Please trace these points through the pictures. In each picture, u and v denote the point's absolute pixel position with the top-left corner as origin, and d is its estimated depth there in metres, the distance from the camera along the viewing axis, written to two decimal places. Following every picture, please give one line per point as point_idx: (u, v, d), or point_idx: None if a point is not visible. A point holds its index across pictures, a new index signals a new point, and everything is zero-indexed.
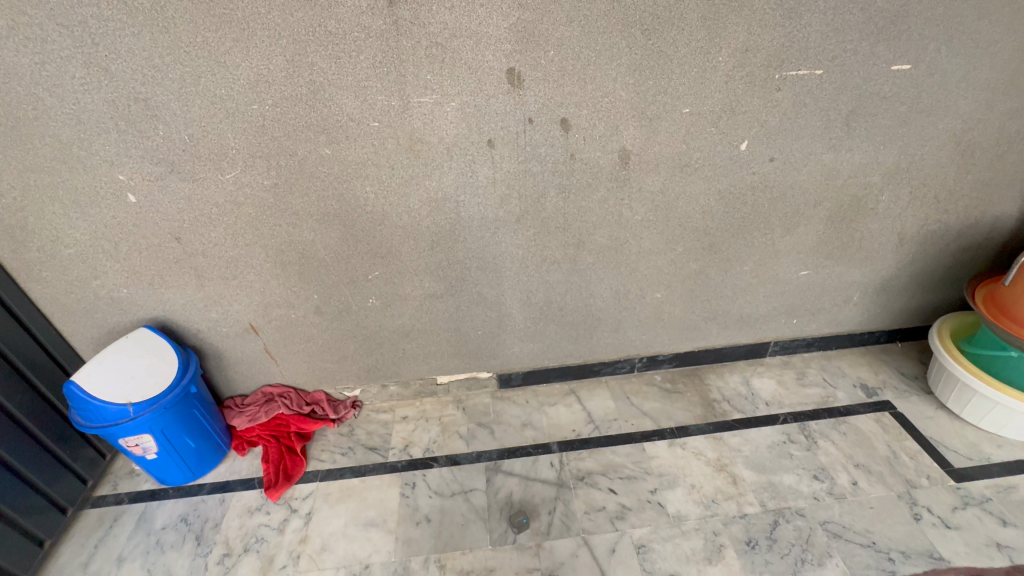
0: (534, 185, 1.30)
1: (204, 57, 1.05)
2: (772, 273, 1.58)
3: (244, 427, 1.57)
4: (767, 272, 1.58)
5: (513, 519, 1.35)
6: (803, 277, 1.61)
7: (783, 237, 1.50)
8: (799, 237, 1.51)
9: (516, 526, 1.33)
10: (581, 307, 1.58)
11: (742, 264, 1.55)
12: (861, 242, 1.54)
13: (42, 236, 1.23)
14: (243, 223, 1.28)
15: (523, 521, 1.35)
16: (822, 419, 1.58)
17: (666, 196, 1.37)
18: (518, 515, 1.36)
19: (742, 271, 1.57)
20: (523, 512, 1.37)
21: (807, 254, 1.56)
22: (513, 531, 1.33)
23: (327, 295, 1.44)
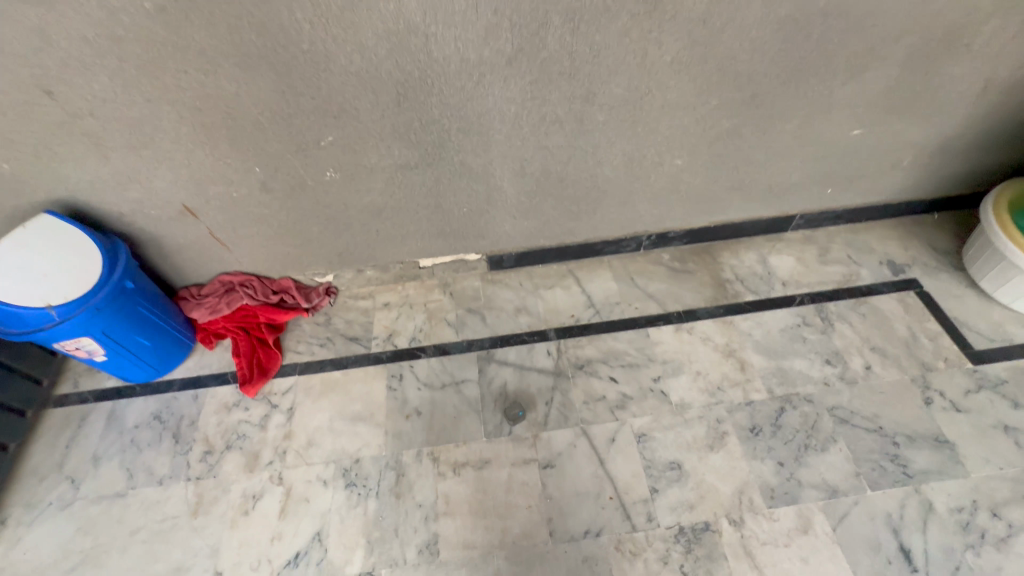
0: (532, 10, 0.95)
1: None
2: (818, 133, 1.30)
3: (206, 320, 1.41)
4: (813, 132, 1.30)
5: (507, 412, 1.28)
6: (853, 137, 1.33)
7: (844, 84, 1.19)
8: (861, 86, 1.20)
9: (510, 419, 1.26)
10: (585, 178, 1.32)
11: (786, 122, 1.26)
12: (936, 91, 1.24)
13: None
14: (133, 68, 0.94)
15: (519, 414, 1.27)
16: (842, 300, 1.45)
17: (707, 27, 1.02)
18: (513, 408, 1.28)
19: (783, 131, 1.28)
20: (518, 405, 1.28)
21: (866, 108, 1.26)
22: (508, 423, 1.26)
23: (271, 168, 1.16)
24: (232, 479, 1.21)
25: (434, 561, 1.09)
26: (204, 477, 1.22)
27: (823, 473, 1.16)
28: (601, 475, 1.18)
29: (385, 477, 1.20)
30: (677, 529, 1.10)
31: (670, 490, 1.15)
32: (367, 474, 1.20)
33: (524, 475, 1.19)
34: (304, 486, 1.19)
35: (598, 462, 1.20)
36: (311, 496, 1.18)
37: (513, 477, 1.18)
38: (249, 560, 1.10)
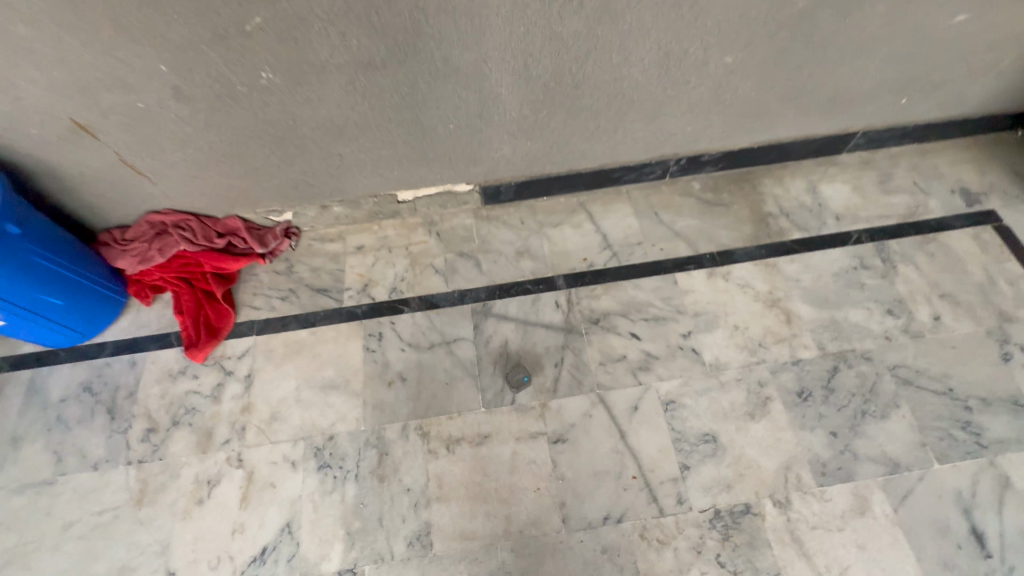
0: None
1: None
2: (912, 19, 0.99)
3: (137, 271, 1.14)
4: (907, 17, 0.99)
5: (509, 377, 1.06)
6: (953, 26, 1.03)
7: None
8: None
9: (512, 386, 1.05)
10: (606, 82, 1.02)
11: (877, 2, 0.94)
12: None
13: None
14: None
15: (522, 379, 1.05)
16: (907, 237, 1.21)
17: None
18: (514, 373, 1.05)
19: (869, 16, 0.97)
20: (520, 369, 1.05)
21: None
22: (509, 392, 1.05)
23: (183, 66, 0.84)
24: (182, 462, 1.02)
25: (426, 554, 0.92)
26: (148, 460, 1.02)
27: (882, 444, 0.99)
28: (622, 451, 0.99)
29: (365, 457, 1.00)
30: (712, 513, 0.94)
31: (704, 466, 0.98)
32: (344, 453, 1.01)
33: (531, 452, 1.00)
34: (268, 469, 1.00)
35: (618, 435, 1.01)
36: (277, 481, 0.99)
37: (517, 455, 1.00)
38: (207, 558, 0.93)
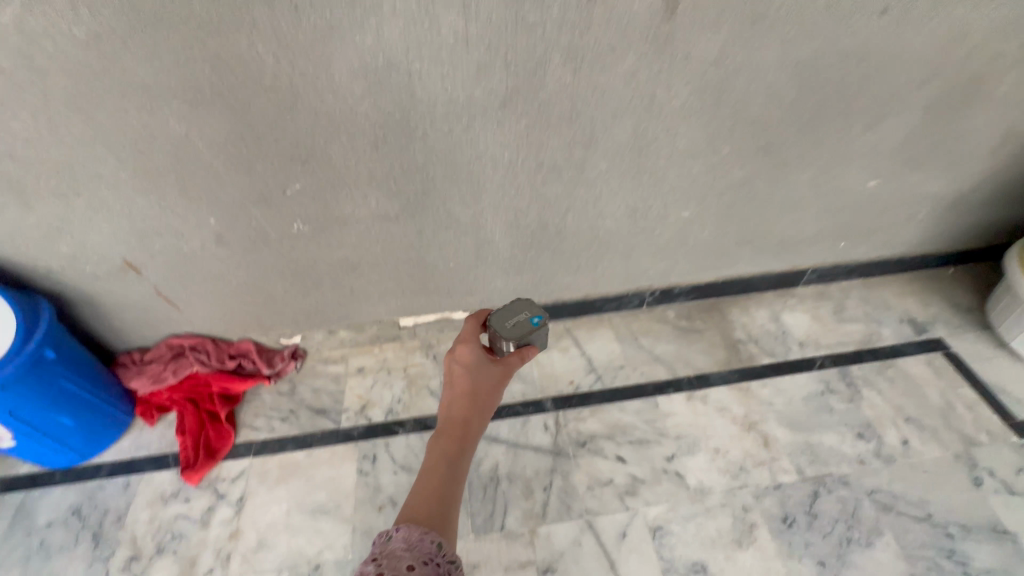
0: (529, 47, 0.81)
1: None
2: (833, 184, 1.20)
3: (149, 391, 1.21)
4: (828, 184, 1.20)
5: (506, 321, 0.89)
6: (869, 190, 1.24)
7: (861, 135, 1.09)
8: (861, 130, 1.08)
9: (514, 334, 0.88)
10: (586, 232, 1.18)
11: (801, 170, 1.15)
12: (958, 142, 1.15)
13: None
14: (61, 106, 0.79)
15: (533, 325, 0.89)
16: (865, 363, 1.32)
17: (721, 69, 0.91)
18: (523, 314, 0.90)
19: (796, 183, 1.18)
20: (532, 309, 0.91)
21: (883, 160, 1.17)
22: (503, 344, 0.86)
23: (229, 219, 1.00)
24: None
25: None
26: None
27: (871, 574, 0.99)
28: None
29: None
30: None
31: None
32: None
33: None
34: None
35: (608, 566, 1.00)
36: None
37: None
38: None
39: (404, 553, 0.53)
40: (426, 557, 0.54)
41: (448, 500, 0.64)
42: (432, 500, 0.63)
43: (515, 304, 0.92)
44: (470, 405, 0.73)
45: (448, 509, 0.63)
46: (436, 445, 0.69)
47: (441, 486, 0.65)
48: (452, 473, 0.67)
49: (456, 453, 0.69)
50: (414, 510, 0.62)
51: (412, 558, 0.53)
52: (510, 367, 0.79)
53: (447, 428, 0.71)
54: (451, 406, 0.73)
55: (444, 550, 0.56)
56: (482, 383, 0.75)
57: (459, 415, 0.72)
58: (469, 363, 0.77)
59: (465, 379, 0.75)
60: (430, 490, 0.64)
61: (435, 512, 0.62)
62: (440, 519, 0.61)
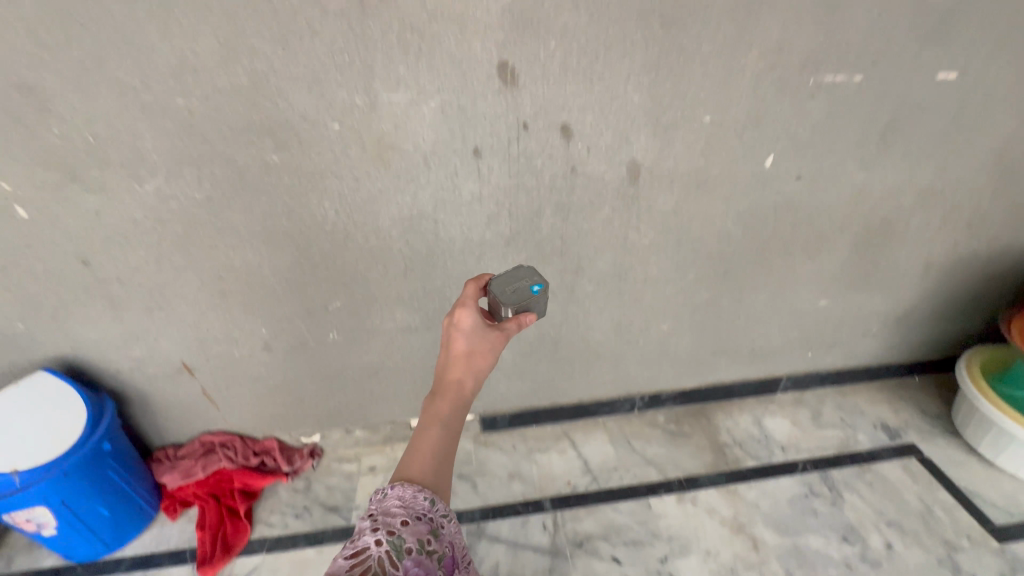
0: (527, 203, 1.07)
1: (107, 36, 0.80)
2: (789, 303, 1.40)
3: (177, 485, 1.31)
4: (784, 302, 1.40)
5: (504, 287, 0.83)
6: (822, 308, 1.43)
7: (804, 263, 1.32)
8: (803, 260, 1.31)
9: (513, 299, 0.81)
10: (578, 342, 1.37)
11: (758, 292, 1.36)
12: (888, 269, 1.37)
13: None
14: (169, 244, 1.03)
15: (533, 293, 0.82)
16: (844, 467, 1.41)
17: (678, 217, 1.16)
18: (523, 282, 0.84)
19: (757, 301, 1.38)
20: (536, 278, 0.84)
21: (828, 283, 1.38)
22: (503, 309, 0.80)
23: (277, 329, 1.20)
24: None
25: None
26: None
27: None
28: None
29: None
30: None
31: None
32: None
33: None
34: None
35: None
36: None
37: None
38: None
39: (398, 510, 0.59)
40: (417, 514, 0.59)
41: (442, 461, 0.67)
42: (426, 459, 0.66)
43: (517, 270, 0.87)
44: (467, 366, 0.74)
45: (442, 466, 0.67)
46: (432, 407, 0.71)
47: (434, 447, 0.67)
48: (447, 433, 0.69)
49: (452, 417, 0.70)
50: (408, 467, 0.65)
51: (406, 515, 0.59)
52: (508, 332, 0.77)
53: (444, 390, 0.72)
54: (447, 366, 0.74)
55: (436, 506, 0.62)
56: (479, 346, 0.75)
57: (456, 377, 0.73)
58: (467, 328, 0.76)
59: (461, 342, 0.75)
60: (426, 452, 0.67)
61: (429, 474, 0.65)
62: (433, 475, 0.65)
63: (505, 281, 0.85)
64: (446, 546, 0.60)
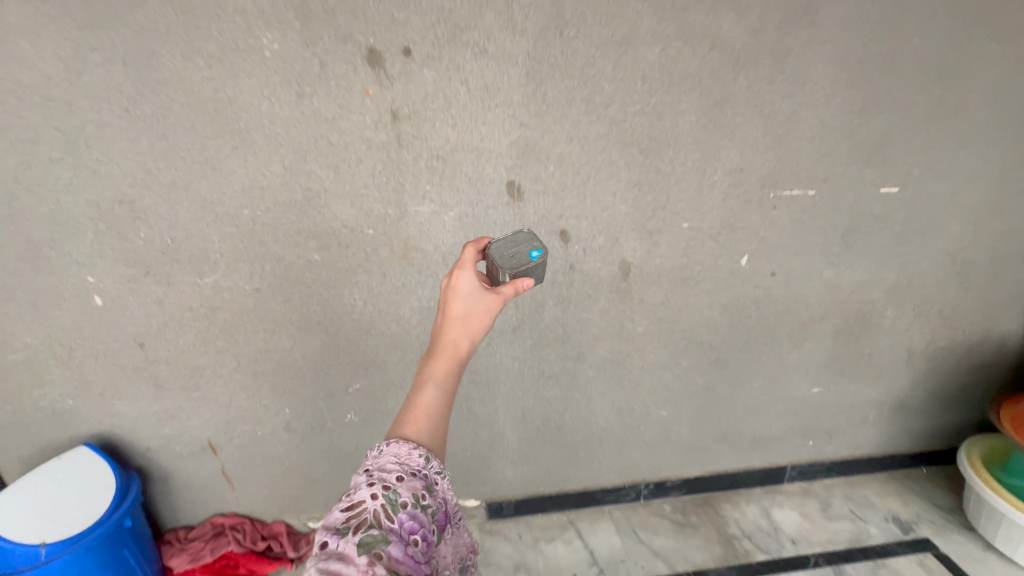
0: (531, 295, 1.21)
1: (198, 163, 1.01)
2: (782, 389, 1.47)
3: (183, 569, 1.32)
4: (778, 389, 1.47)
5: (502, 253, 0.89)
6: (816, 395, 1.50)
7: (791, 351, 1.41)
8: (790, 348, 1.41)
9: (511, 265, 0.88)
10: (581, 426, 1.43)
11: (751, 379, 1.44)
12: (873, 358, 1.46)
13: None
14: (216, 329, 1.16)
15: (532, 259, 0.89)
16: (857, 562, 1.39)
17: (668, 308, 1.28)
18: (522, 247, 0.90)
19: (751, 388, 1.45)
20: (533, 244, 0.91)
21: (818, 371, 1.46)
22: (501, 273, 0.87)
23: (300, 410, 1.29)
24: None
25: None
26: None
27: None
28: None
29: None
30: None
31: None
32: None
33: None
34: None
35: None
36: None
37: None
38: None
39: (394, 467, 0.63)
40: (413, 471, 0.63)
41: (438, 416, 0.71)
42: (422, 414, 0.70)
43: (516, 236, 0.93)
44: (463, 328, 0.78)
45: (437, 421, 0.71)
46: (430, 366, 0.75)
47: (431, 403, 0.71)
48: (444, 391, 0.73)
49: (448, 374, 0.74)
50: (406, 422, 0.70)
51: (401, 471, 0.62)
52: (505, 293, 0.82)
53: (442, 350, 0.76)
54: (447, 327, 0.78)
55: (430, 463, 0.65)
56: (476, 308, 0.79)
57: (453, 337, 0.77)
58: (464, 291, 0.80)
59: (459, 304, 0.79)
60: (424, 410, 0.70)
61: (425, 427, 0.69)
62: (428, 429, 0.69)
63: (502, 246, 0.91)
64: (439, 501, 0.64)
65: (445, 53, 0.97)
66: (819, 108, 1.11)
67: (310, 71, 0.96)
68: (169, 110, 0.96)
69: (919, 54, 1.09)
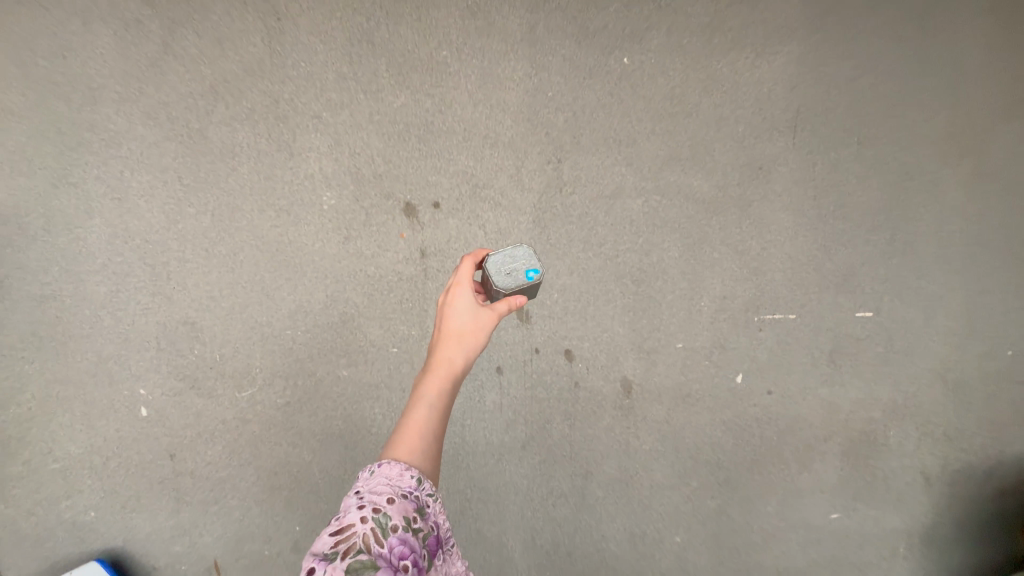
0: (539, 411, 1.29)
1: (256, 291, 1.20)
2: (823, 516, 1.33)
3: None
4: (823, 515, 1.33)
5: (498, 266, 0.89)
6: (868, 521, 1.34)
7: (821, 472, 1.34)
8: (818, 475, 1.33)
9: (507, 284, 0.89)
10: (592, 556, 1.29)
11: (790, 505, 1.33)
12: (906, 483, 1.35)
13: (22, 426, 1.20)
14: (245, 441, 1.21)
15: (527, 279, 0.89)
16: None
17: (672, 426, 1.31)
18: (520, 264, 0.89)
19: (792, 513, 1.33)
20: (530, 262, 0.90)
21: (861, 496, 1.34)
22: (497, 288, 0.89)
23: (311, 527, 1.21)
24: None
25: None
26: None
27: None
28: None
29: None
30: None
31: None
32: None
33: None
34: None
35: None
36: None
37: None
38: None
39: (385, 489, 0.64)
40: (404, 492, 0.64)
41: (431, 434, 0.73)
42: (415, 432, 0.72)
43: (515, 249, 0.91)
44: (458, 348, 0.83)
45: (431, 440, 0.72)
46: (425, 383, 0.79)
47: (424, 421, 0.74)
48: (438, 409, 0.76)
49: (443, 390, 0.78)
50: (399, 440, 0.71)
51: (391, 493, 0.63)
52: (496, 313, 0.88)
53: (437, 368, 0.81)
54: (442, 345, 0.84)
55: (422, 485, 0.67)
56: (470, 328, 0.85)
57: (448, 356, 0.82)
58: (459, 311, 0.87)
59: (454, 323, 0.85)
60: (417, 428, 0.73)
61: (418, 445, 0.71)
62: (420, 447, 0.71)
63: (501, 261, 0.90)
64: (430, 525, 0.65)
65: (466, 205, 1.22)
66: (785, 244, 1.30)
67: (358, 219, 1.21)
68: (239, 250, 1.20)
69: (859, 201, 1.30)
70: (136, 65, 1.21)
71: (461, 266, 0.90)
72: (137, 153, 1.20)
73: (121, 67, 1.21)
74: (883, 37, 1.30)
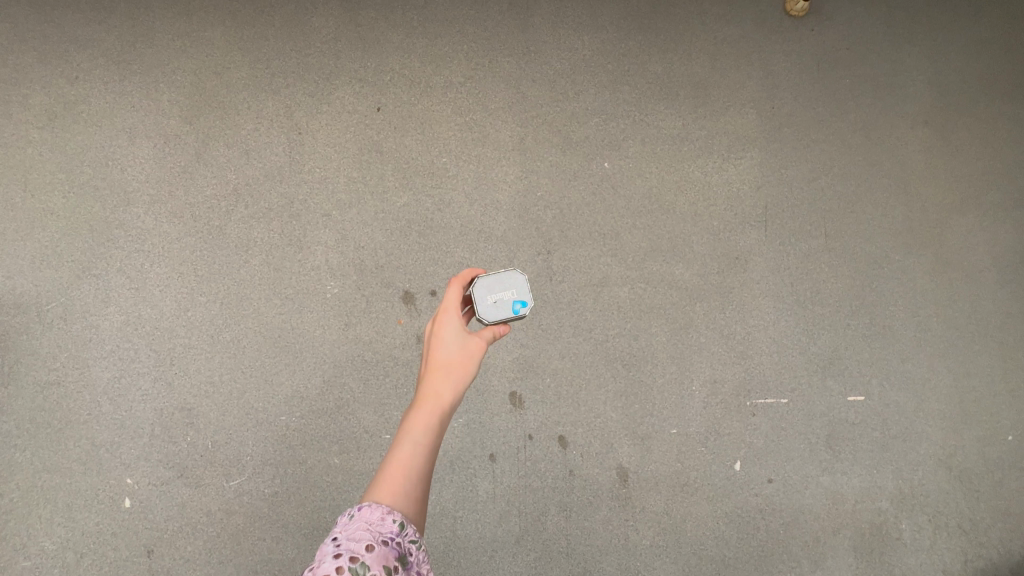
0: (534, 501, 1.25)
1: (255, 376, 1.23)
2: None
3: None
4: None
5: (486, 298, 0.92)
6: None
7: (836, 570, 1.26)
8: (832, 573, 1.25)
9: (496, 317, 0.92)
10: None
11: None
12: None
13: None
14: (227, 535, 1.17)
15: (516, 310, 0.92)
16: None
17: (672, 518, 1.26)
18: (508, 296, 0.92)
19: None
20: (519, 293, 0.93)
21: None
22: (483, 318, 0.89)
23: None
24: None
25: None
26: None
27: None
28: None
29: None
30: None
31: None
32: None
33: None
34: None
35: None
36: None
37: None
38: None
39: (364, 535, 0.62)
40: (384, 537, 0.63)
41: (416, 474, 0.69)
42: (399, 473, 0.68)
43: (507, 276, 0.93)
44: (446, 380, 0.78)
45: (416, 481, 0.68)
46: (411, 417, 0.74)
47: (409, 460, 0.69)
48: (426, 448, 0.71)
49: (430, 427, 0.73)
50: (382, 482, 0.67)
51: (371, 540, 0.62)
52: (484, 341, 0.85)
53: (424, 402, 0.76)
54: (430, 374, 0.79)
55: (405, 530, 0.64)
56: (459, 357, 0.81)
57: (436, 389, 0.77)
58: (447, 338, 0.82)
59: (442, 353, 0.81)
60: (402, 470, 0.68)
61: (402, 486, 0.67)
62: (405, 490, 0.67)
63: (489, 287, 0.92)
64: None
65: None
66: (769, 329, 1.35)
67: (359, 306, 1.28)
68: (243, 336, 1.25)
69: (834, 288, 1.38)
70: (169, 172, 1.35)
71: (448, 293, 0.87)
72: (159, 247, 1.30)
73: (156, 174, 1.35)
74: (834, 145, 1.46)
